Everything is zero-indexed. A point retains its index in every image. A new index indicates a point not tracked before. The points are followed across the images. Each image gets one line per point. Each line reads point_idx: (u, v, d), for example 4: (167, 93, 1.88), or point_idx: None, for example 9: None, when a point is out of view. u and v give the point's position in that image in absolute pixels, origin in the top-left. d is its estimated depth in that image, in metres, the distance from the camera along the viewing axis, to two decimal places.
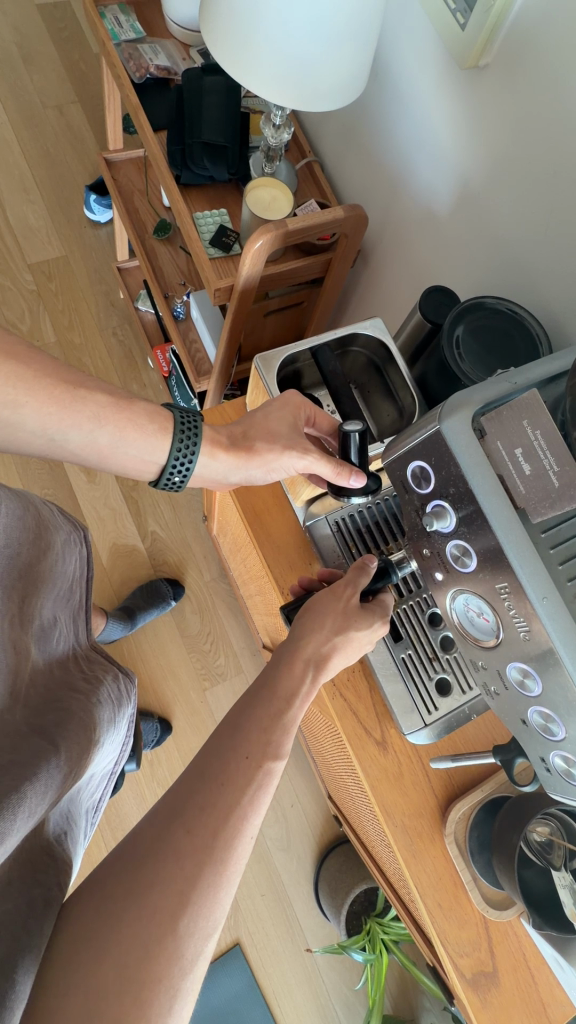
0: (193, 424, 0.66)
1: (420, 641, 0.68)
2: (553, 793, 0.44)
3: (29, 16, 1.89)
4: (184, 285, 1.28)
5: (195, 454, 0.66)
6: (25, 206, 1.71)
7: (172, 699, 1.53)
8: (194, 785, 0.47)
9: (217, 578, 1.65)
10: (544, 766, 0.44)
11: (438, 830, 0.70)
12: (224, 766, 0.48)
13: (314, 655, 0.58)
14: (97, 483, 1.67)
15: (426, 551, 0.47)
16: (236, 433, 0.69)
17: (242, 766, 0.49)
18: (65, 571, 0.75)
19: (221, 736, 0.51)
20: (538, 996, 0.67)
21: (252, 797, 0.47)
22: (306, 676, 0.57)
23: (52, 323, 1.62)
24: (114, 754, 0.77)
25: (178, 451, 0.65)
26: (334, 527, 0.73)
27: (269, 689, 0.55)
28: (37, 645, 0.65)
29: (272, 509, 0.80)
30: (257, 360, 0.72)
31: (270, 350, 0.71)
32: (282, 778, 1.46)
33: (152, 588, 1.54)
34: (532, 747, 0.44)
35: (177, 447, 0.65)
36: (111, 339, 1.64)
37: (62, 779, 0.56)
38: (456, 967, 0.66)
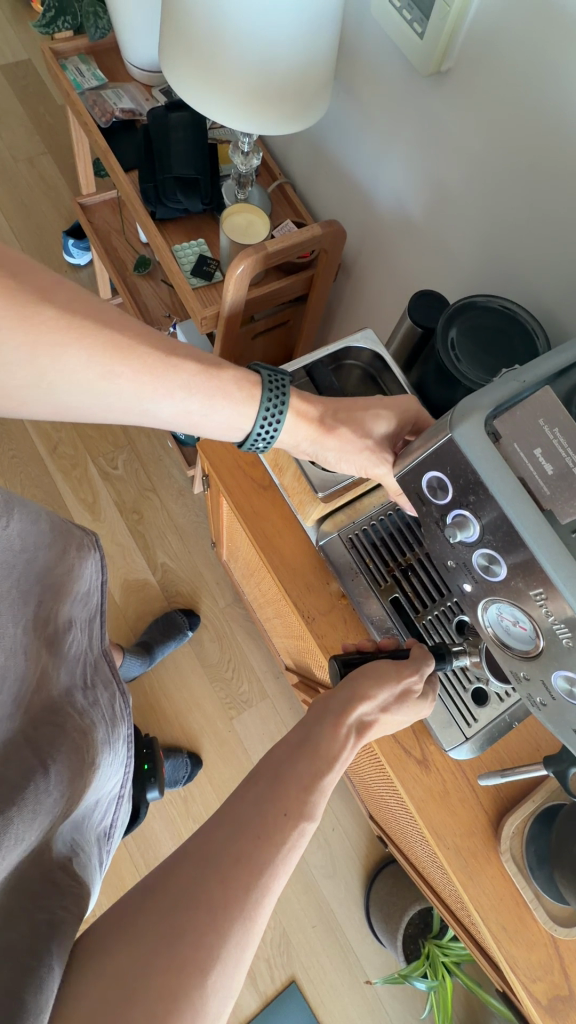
0: (281, 385, 0.62)
1: None
2: None
3: None
4: (169, 316, 1.29)
5: (282, 419, 0.62)
6: None
7: (199, 732, 1.50)
8: (230, 843, 0.46)
9: (232, 602, 1.64)
10: None
11: (493, 849, 0.67)
12: (262, 821, 0.48)
13: (357, 720, 0.55)
14: (102, 520, 1.68)
15: (450, 563, 0.45)
16: None
17: (280, 825, 0.48)
18: (80, 579, 0.72)
19: (263, 791, 0.50)
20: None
21: (285, 856, 0.47)
22: (348, 740, 0.54)
23: None
24: (119, 776, 0.74)
25: (267, 410, 0.61)
26: (348, 541, 0.71)
27: (314, 743, 0.53)
28: (50, 649, 0.64)
29: (282, 531, 0.78)
30: None
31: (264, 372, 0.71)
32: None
33: (168, 621, 1.53)
34: None
35: (266, 408, 0.61)
36: None
37: (50, 805, 0.53)
38: (530, 994, 0.63)
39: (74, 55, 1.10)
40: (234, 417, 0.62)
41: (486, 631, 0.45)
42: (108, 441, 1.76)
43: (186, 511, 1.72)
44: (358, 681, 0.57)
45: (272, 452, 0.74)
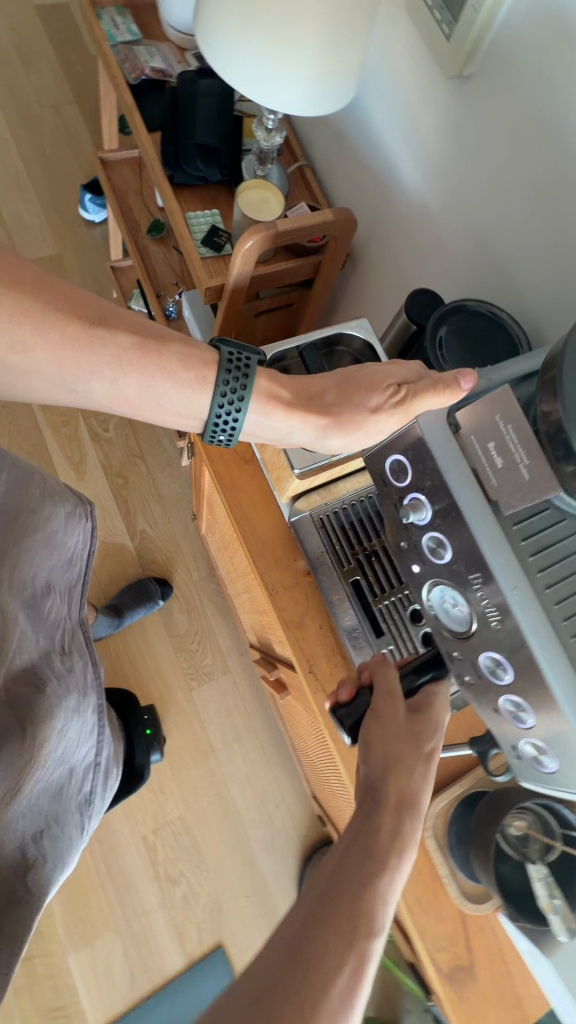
0: (241, 365, 0.61)
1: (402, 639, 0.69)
2: (524, 781, 0.46)
3: (27, 16, 1.90)
4: (177, 284, 1.29)
5: (241, 403, 0.62)
6: (19, 204, 1.71)
7: (158, 698, 1.53)
8: (285, 956, 0.41)
9: (206, 577, 1.66)
10: (515, 754, 0.45)
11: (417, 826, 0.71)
12: (320, 935, 0.43)
13: (399, 796, 0.52)
14: (87, 481, 1.69)
15: (403, 545, 0.47)
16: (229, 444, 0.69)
17: (340, 941, 0.42)
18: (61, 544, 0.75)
19: (315, 899, 0.46)
20: (516, 991, 0.68)
21: (350, 982, 0.41)
22: (395, 823, 0.50)
23: None
24: (93, 744, 0.76)
25: (223, 392, 0.61)
26: (319, 521, 0.73)
27: (358, 837, 0.49)
28: (26, 621, 0.65)
29: (257, 506, 0.80)
30: None
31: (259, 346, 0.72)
32: (267, 778, 1.49)
33: (142, 588, 1.54)
34: (504, 737, 0.45)
35: (224, 386, 0.61)
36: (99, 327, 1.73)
37: (12, 764, 0.55)
38: (433, 961, 0.67)
39: (111, 5, 1.09)
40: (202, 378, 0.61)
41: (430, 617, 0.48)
42: None
43: (172, 481, 1.73)
44: (382, 743, 0.55)
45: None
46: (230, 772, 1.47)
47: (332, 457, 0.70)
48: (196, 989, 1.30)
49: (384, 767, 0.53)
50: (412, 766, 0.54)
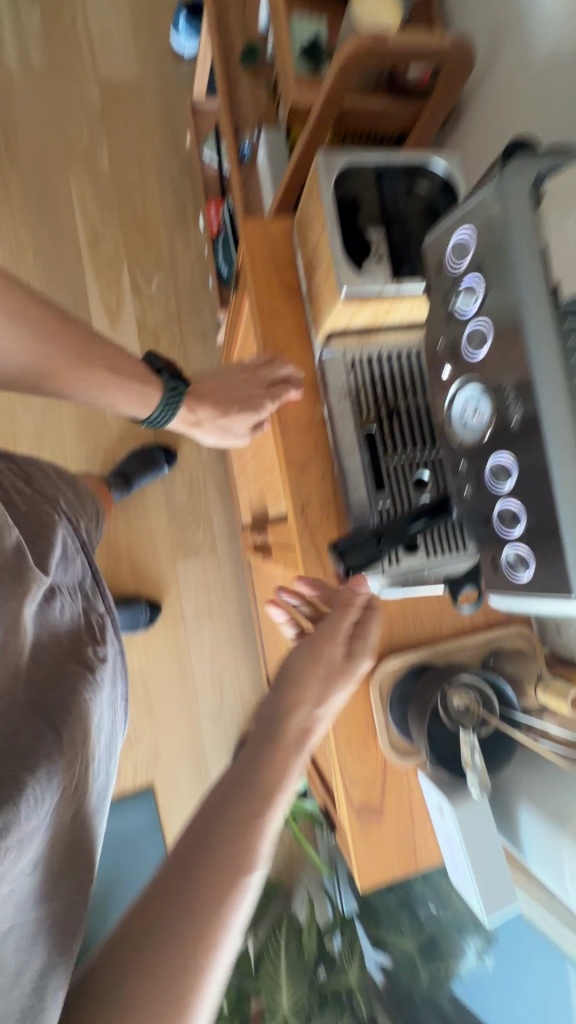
0: (173, 395, 0.72)
1: (400, 497, 0.69)
2: (493, 601, 0.47)
3: None
4: (257, 124, 1.21)
5: (171, 414, 0.73)
6: None
7: (145, 559, 1.68)
8: (184, 848, 0.42)
9: (213, 460, 1.75)
10: (492, 568, 0.46)
11: (365, 680, 0.74)
12: (228, 817, 0.43)
13: (303, 722, 0.50)
14: (118, 332, 1.69)
15: (440, 347, 0.47)
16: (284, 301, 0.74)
17: (248, 822, 0.43)
18: (21, 496, 0.72)
19: (219, 784, 0.45)
20: (410, 839, 0.74)
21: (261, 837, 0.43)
22: (297, 736, 0.49)
23: (109, 153, 1.72)
24: (124, 692, 0.74)
25: (163, 405, 0.71)
26: (350, 364, 0.70)
27: (263, 739, 0.48)
28: (32, 608, 0.57)
29: (290, 341, 0.76)
30: (318, 159, 0.64)
31: (333, 151, 0.64)
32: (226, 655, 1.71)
33: (147, 455, 1.63)
34: (487, 551, 0.46)
35: (163, 401, 0.71)
36: (165, 177, 1.73)
37: (62, 799, 0.49)
38: (347, 793, 0.73)
39: None
40: (144, 401, 0.71)
41: (448, 426, 0.48)
42: (151, 255, 1.72)
43: (203, 357, 1.73)
44: (285, 694, 0.51)
45: (309, 255, 0.71)
46: (196, 642, 1.70)
47: (385, 288, 0.64)
48: (128, 812, 1.60)
49: (280, 697, 0.51)
50: (306, 682, 0.52)
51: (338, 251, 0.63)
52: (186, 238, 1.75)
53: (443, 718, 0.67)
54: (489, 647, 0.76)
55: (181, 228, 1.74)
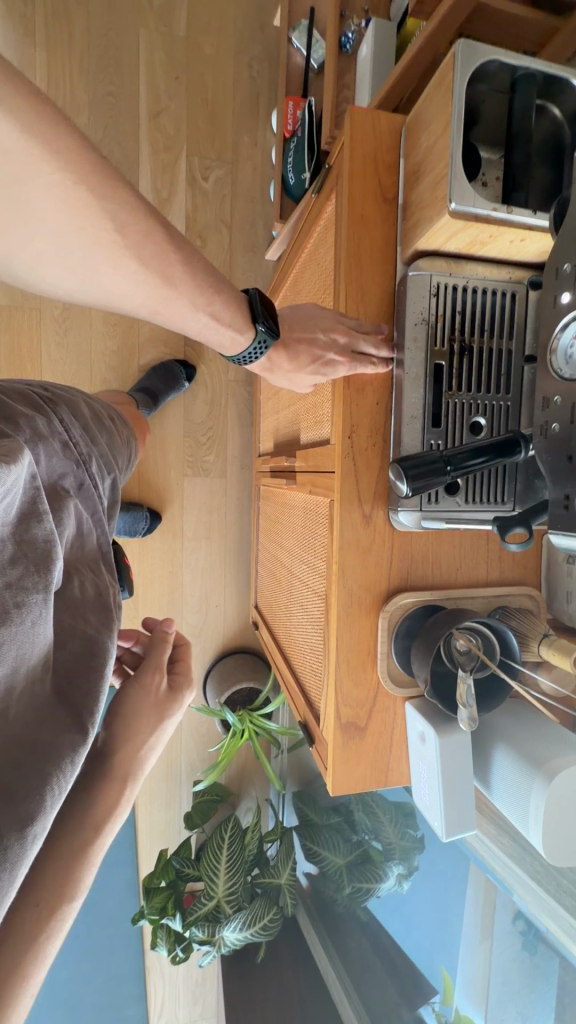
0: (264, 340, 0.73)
1: (453, 438, 0.69)
2: (552, 538, 0.49)
3: None
4: (366, 13, 1.10)
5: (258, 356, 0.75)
6: None
7: (153, 468, 1.66)
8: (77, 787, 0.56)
9: (239, 382, 1.70)
10: (560, 506, 0.48)
11: (375, 610, 0.76)
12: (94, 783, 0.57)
13: (158, 693, 0.64)
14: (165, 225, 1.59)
15: (562, 273, 0.46)
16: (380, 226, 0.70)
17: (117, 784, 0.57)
18: (49, 443, 0.60)
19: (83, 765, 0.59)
20: (384, 762, 0.79)
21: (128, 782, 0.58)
22: (156, 695, 0.64)
23: (187, 16, 1.55)
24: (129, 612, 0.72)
25: (252, 347, 0.73)
26: (434, 289, 0.67)
27: (127, 709, 0.62)
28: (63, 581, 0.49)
29: (373, 253, 0.71)
30: (459, 45, 0.56)
31: (479, 40, 0.56)
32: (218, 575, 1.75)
33: (168, 368, 1.57)
34: (559, 490, 0.48)
35: (252, 345, 0.73)
36: (243, 61, 1.58)
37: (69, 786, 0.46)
38: (337, 710, 0.76)
39: None
40: (235, 339, 0.71)
41: (551, 359, 0.49)
42: (213, 146, 1.59)
43: (248, 272, 1.65)
44: (122, 721, 0.61)
45: (414, 162, 0.66)
46: (189, 559, 1.72)
47: (497, 207, 0.59)
48: None
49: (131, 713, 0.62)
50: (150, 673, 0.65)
51: (457, 157, 0.58)
52: (253, 134, 1.61)
53: (445, 657, 0.70)
54: (497, 602, 0.78)
55: (249, 121, 1.60)
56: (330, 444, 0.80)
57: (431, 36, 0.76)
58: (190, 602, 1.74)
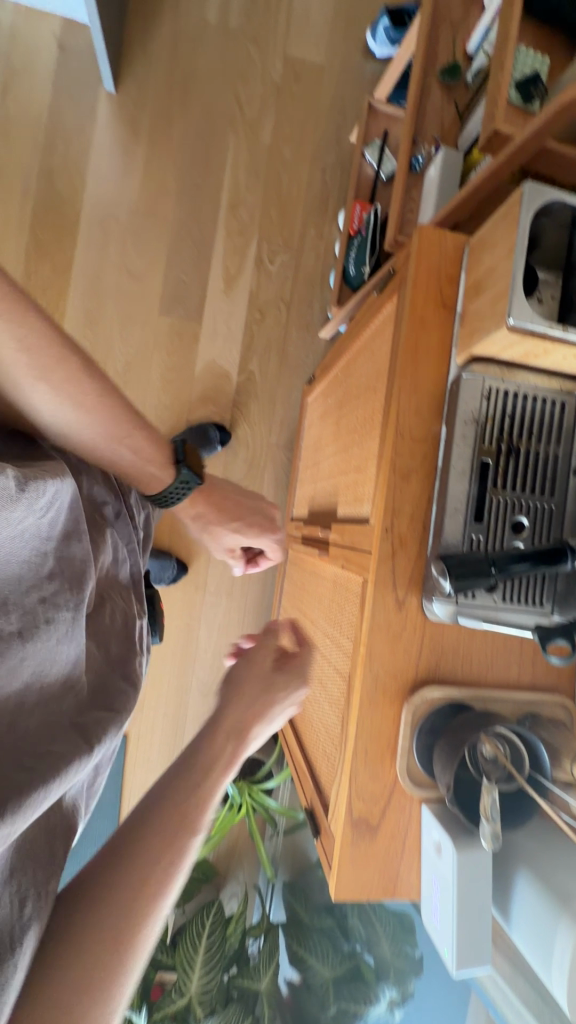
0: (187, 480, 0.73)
1: (494, 536, 0.69)
2: None
3: None
4: (436, 141, 1.22)
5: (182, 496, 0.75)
6: (313, 7, 1.74)
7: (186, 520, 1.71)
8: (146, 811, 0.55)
9: (280, 446, 1.76)
10: None
11: (399, 701, 0.74)
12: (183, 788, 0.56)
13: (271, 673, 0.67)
14: (229, 299, 1.72)
15: None
16: (438, 328, 0.75)
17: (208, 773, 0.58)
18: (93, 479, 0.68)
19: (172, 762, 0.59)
20: (394, 870, 0.74)
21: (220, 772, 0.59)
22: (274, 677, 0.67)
23: (273, 125, 1.73)
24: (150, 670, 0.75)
25: (174, 487, 0.73)
26: (486, 393, 0.69)
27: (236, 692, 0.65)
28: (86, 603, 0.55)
29: (428, 352, 0.75)
30: (525, 185, 0.62)
31: (544, 183, 0.62)
32: (234, 634, 1.73)
33: (202, 431, 1.63)
34: None
35: (174, 485, 0.73)
36: (319, 167, 1.75)
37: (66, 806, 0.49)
38: (350, 805, 0.72)
39: None
40: (157, 480, 0.72)
41: None
42: (281, 235, 1.74)
43: (300, 347, 1.76)
44: (231, 697, 0.65)
45: (476, 277, 0.71)
46: (208, 613, 1.71)
47: (551, 328, 0.62)
48: None
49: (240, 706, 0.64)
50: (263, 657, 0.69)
51: (519, 281, 0.62)
52: (319, 229, 1.76)
53: (470, 766, 0.66)
54: (529, 708, 0.75)
55: (317, 218, 1.76)
56: (369, 524, 0.81)
57: (499, 169, 0.84)
58: (203, 657, 1.72)
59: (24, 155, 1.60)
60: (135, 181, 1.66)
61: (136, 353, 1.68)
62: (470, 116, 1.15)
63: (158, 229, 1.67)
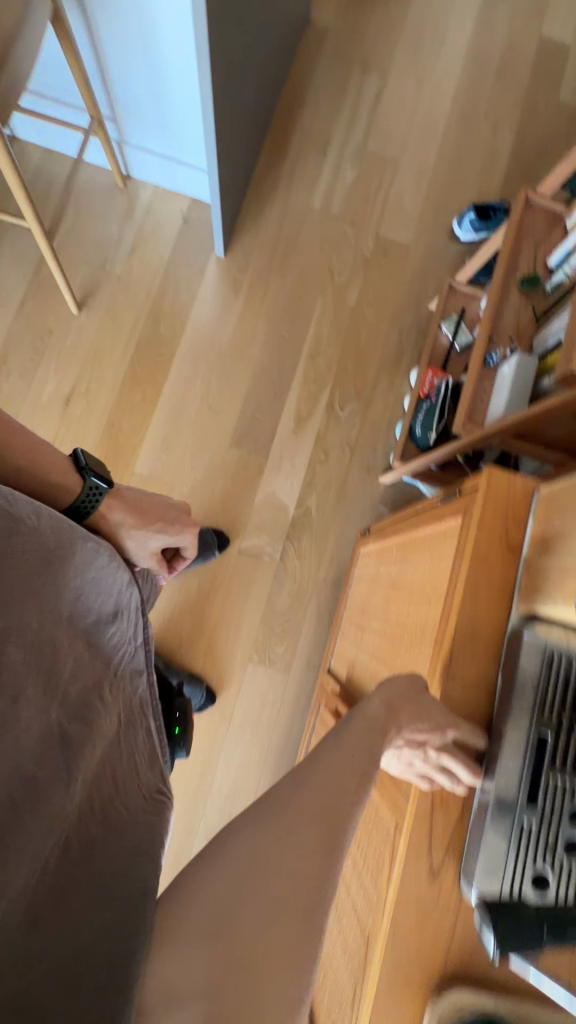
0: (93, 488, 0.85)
1: (548, 823, 0.64)
2: None
3: (521, 60, 2.05)
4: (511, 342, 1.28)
5: (97, 503, 0.85)
6: (407, 197, 1.96)
7: (223, 647, 1.69)
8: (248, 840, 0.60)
9: (327, 584, 1.75)
10: None
11: (421, 995, 0.64)
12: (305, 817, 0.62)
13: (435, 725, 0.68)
14: (297, 438, 1.81)
15: None
16: (499, 573, 0.73)
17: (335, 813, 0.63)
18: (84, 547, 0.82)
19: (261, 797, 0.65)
20: None
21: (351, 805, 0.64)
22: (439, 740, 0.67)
23: (358, 291, 1.89)
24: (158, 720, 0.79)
25: (83, 497, 0.84)
26: (548, 662, 0.66)
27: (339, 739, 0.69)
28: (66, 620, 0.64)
29: (488, 596, 0.73)
30: None
31: None
32: (252, 777, 1.63)
33: (200, 536, 1.68)
34: None
35: (84, 494, 0.84)
36: (397, 329, 1.88)
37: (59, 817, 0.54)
38: None
39: None
40: (66, 489, 0.83)
41: None
42: (354, 385, 1.84)
43: (360, 489, 1.79)
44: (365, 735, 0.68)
45: (545, 536, 0.69)
46: (229, 750, 1.64)
47: None
48: None
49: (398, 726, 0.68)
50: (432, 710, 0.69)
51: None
52: (390, 382, 1.85)
53: None
54: None
55: (390, 372, 1.86)
56: None
57: None
58: (216, 798, 1.62)
59: (136, 302, 1.83)
60: (228, 329, 1.84)
61: (202, 478, 1.77)
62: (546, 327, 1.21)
63: (240, 371, 1.82)
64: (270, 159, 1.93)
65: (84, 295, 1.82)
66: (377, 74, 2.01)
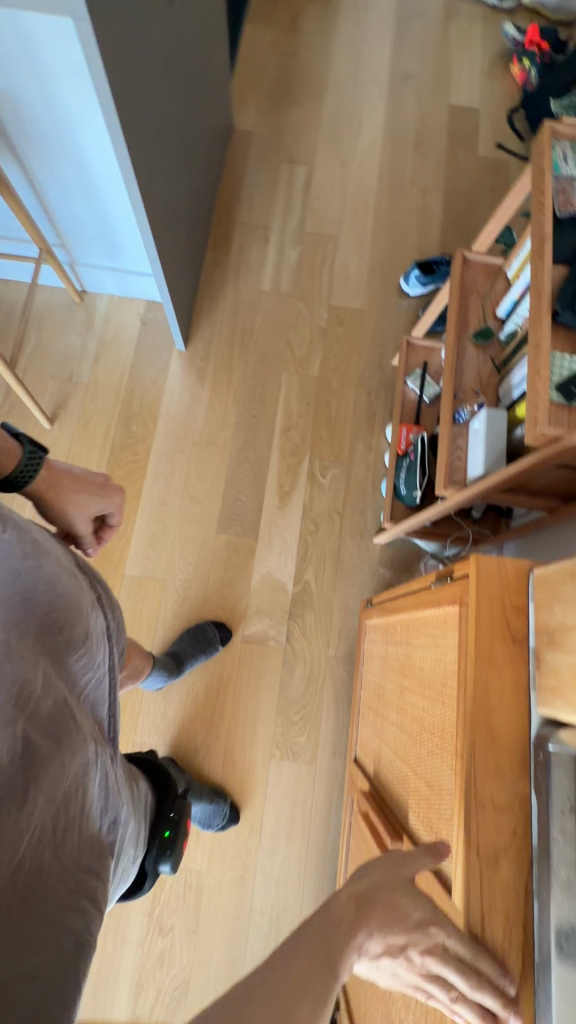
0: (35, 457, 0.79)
1: None
2: None
3: (435, 128, 2.19)
4: (477, 395, 1.28)
5: (34, 474, 0.80)
6: (352, 265, 2.03)
7: (240, 747, 1.59)
8: None
9: (340, 659, 1.66)
10: None
11: None
12: None
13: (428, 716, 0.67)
14: (284, 513, 1.78)
15: None
16: (508, 670, 0.68)
17: None
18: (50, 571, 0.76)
19: None
20: None
21: None
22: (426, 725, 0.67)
23: (320, 359, 1.93)
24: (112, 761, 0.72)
25: (23, 464, 0.78)
26: None
27: None
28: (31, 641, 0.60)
29: (502, 697, 0.67)
30: None
31: None
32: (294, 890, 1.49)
33: (202, 632, 1.62)
34: None
35: (23, 461, 0.78)
36: (364, 389, 1.90)
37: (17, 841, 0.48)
38: None
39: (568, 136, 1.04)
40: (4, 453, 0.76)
41: None
42: (332, 451, 1.84)
43: (355, 554, 1.75)
44: None
45: (548, 628, 0.64)
46: (264, 864, 1.50)
47: None
48: None
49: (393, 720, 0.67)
50: None
51: None
52: (367, 442, 1.85)
53: None
54: None
55: (365, 433, 1.86)
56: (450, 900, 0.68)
57: None
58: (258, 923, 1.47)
59: (105, 407, 1.85)
60: (199, 418, 1.86)
61: (194, 571, 1.72)
62: (508, 378, 1.21)
63: (217, 457, 1.82)
64: (215, 253, 2.02)
65: (54, 411, 1.85)
66: (304, 163, 2.14)
